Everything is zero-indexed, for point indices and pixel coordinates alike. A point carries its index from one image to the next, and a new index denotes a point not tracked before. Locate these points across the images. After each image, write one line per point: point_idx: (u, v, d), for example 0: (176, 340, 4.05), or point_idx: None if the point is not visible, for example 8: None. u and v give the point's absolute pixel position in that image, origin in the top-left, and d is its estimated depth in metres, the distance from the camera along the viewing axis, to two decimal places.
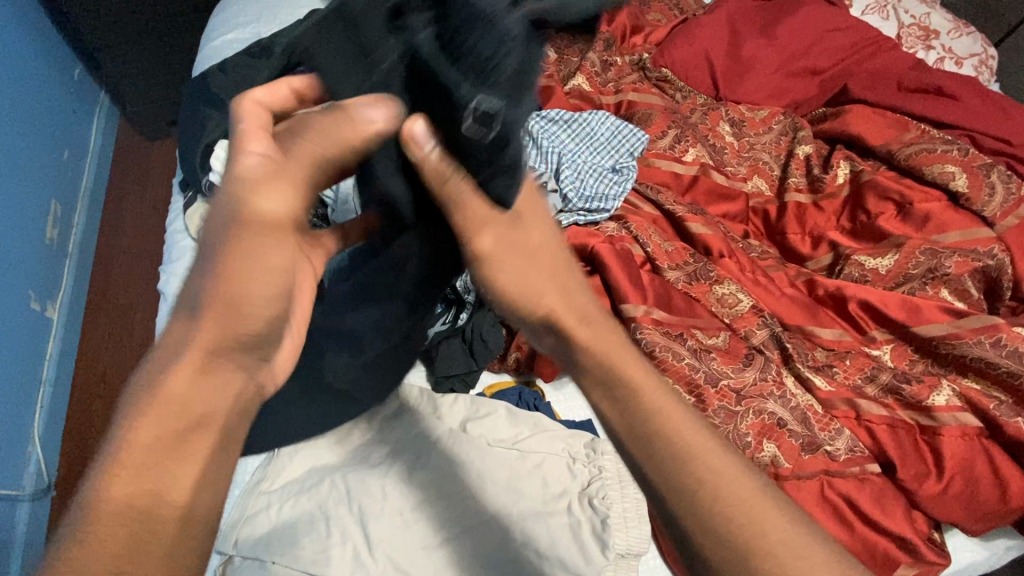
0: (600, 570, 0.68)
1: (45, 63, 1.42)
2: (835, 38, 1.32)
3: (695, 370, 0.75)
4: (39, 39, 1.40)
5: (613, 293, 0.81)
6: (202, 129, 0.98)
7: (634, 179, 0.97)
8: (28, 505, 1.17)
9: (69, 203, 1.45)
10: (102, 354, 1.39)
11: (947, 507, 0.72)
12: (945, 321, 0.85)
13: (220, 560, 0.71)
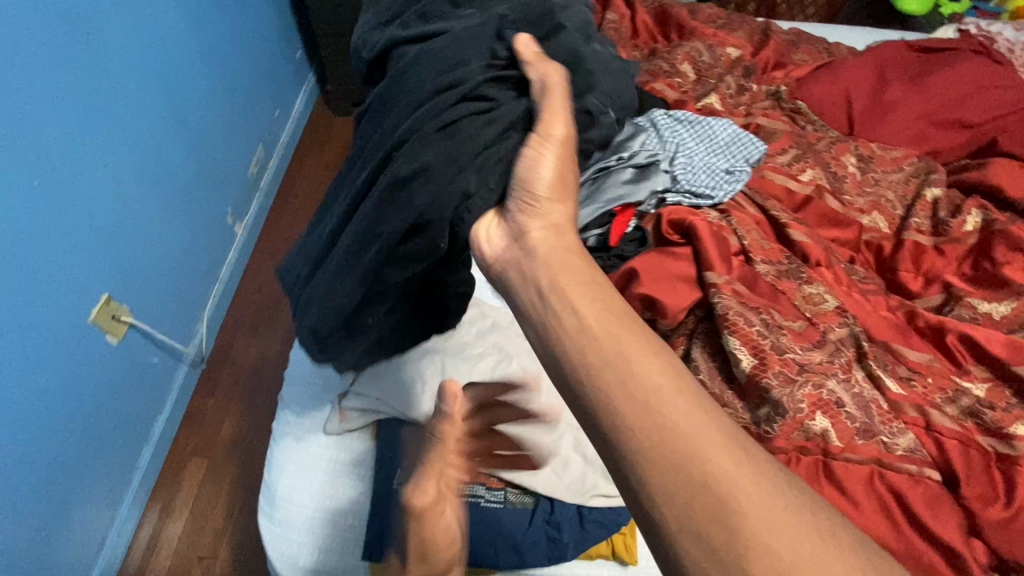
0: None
1: (271, 39, 2.00)
2: (994, 95, 1.29)
3: (763, 338, 0.80)
4: (270, 28, 1.98)
5: (700, 262, 0.90)
6: None
7: (744, 182, 1.06)
8: (187, 368, 1.65)
9: (268, 150, 2.03)
10: (263, 270, 1.92)
11: (1014, 540, 0.69)
12: None
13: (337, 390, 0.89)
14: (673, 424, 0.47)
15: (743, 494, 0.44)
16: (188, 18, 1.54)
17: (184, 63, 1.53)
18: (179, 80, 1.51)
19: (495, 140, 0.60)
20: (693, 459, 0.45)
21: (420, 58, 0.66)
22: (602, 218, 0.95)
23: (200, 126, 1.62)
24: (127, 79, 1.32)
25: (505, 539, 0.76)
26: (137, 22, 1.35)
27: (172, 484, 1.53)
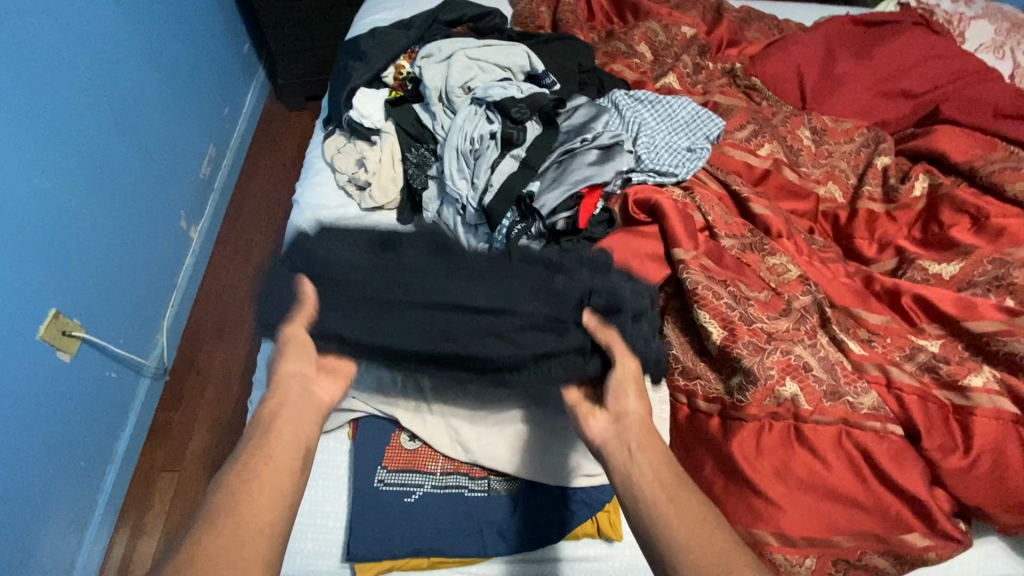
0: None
1: (216, 33, 1.92)
2: (934, 65, 1.35)
3: (732, 310, 0.82)
4: (213, 21, 1.89)
5: (668, 239, 0.91)
6: (347, 79, 1.19)
7: (706, 159, 1.07)
8: (149, 381, 1.58)
9: (220, 149, 1.95)
10: (224, 274, 1.85)
11: (968, 484, 0.74)
12: (999, 318, 0.87)
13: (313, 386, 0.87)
14: (646, 467, 0.62)
15: (686, 540, 0.56)
16: (123, 12, 1.44)
17: (123, 60, 1.45)
18: (117, 78, 1.43)
19: (542, 363, 0.71)
20: (653, 497, 0.59)
21: (529, 255, 0.75)
22: (569, 202, 0.95)
23: (145, 128, 1.53)
24: (63, 81, 1.24)
25: (490, 527, 0.76)
26: (68, 18, 1.25)
27: (142, 501, 1.48)
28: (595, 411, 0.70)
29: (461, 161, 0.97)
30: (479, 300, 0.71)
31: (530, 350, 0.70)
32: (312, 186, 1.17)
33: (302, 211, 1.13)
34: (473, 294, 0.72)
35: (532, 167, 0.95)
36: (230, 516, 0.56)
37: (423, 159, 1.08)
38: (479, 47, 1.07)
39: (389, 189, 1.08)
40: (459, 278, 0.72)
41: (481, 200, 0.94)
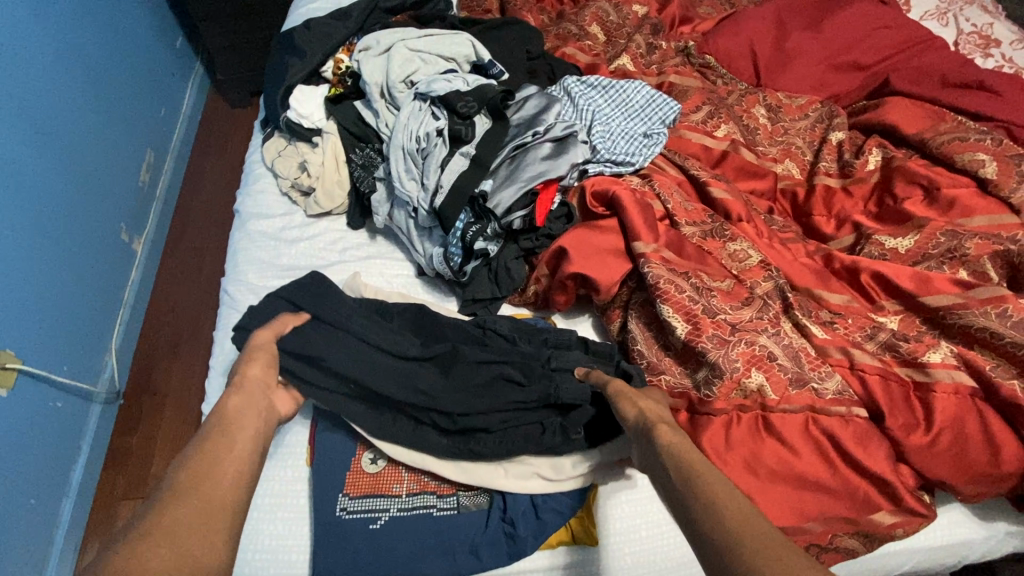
0: (579, 475, 0.77)
1: (145, 30, 1.78)
2: (883, 36, 1.35)
3: (695, 303, 0.80)
4: (139, 16, 1.75)
5: (627, 232, 0.88)
6: (283, 75, 1.11)
7: (663, 144, 1.04)
8: (101, 407, 1.49)
9: (159, 154, 1.82)
10: (173, 286, 1.75)
11: (931, 460, 0.75)
12: (955, 292, 0.87)
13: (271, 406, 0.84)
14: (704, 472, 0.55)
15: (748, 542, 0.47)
16: (33, 11, 1.32)
17: (38, 65, 1.32)
18: (35, 84, 1.31)
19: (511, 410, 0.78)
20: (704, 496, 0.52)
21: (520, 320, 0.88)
22: (525, 199, 0.91)
23: (72, 138, 1.42)
24: None
25: (462, 545, 0.74)
26: None
27: (103, 533, 1.40)
28: (552, 467, 0.78)
29: (408, 161, 0.91)
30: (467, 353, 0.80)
31: (501, 403, 0.77)
32: (253, 193, 1.09)
33: (244, 220, 1.06)
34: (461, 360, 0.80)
35: (484, 164, 0.90)
36: (193, 498, 0.51)
37: (370, 160, 1.02)
38: (420, 38, 1.01)
39: (336, 194, 1.03)
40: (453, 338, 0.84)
41: (432, 203, 0.90)
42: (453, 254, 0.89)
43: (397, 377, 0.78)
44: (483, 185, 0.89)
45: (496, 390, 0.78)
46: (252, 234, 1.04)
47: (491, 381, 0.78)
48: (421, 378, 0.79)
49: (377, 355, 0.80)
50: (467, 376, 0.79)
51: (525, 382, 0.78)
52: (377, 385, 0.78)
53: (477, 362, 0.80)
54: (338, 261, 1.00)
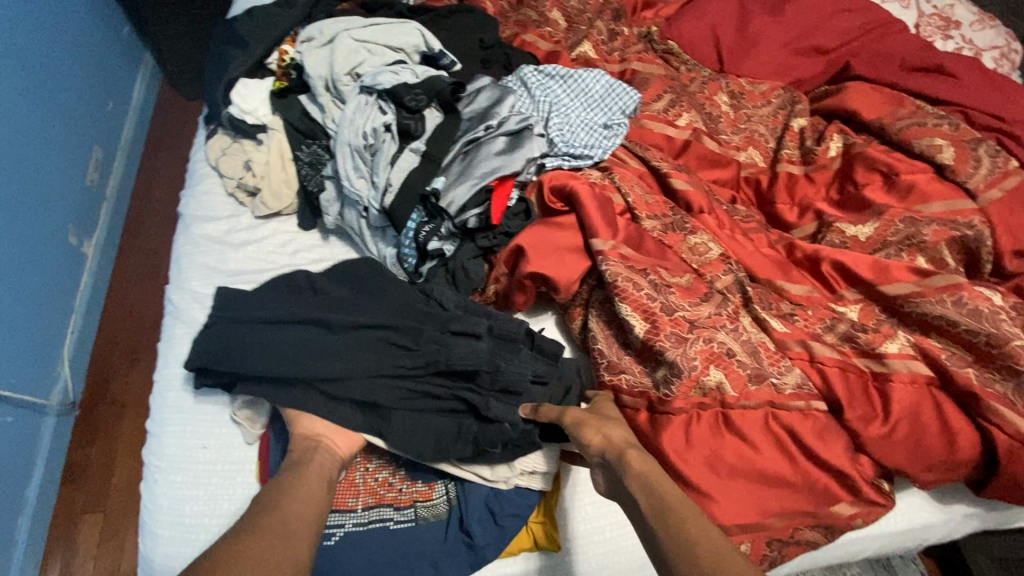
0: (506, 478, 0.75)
1: (87, 19, 1.68)
2: (844, 20, 1.34)
3: (653, 301, 0.79)
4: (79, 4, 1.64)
5: (585, 228, 0.86)
6: (225, 68, 1.05)
7: (624, 136, 1.02)
8: (56, 419, 1.42)
9: (108, 151, 1.73)
10: (127, 290, 1.67)
11: (888, 450, 0.75)
12: (912, 280, 0.87)
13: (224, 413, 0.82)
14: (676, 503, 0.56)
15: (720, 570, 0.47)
16: None
17: None
18: None
19: (406, 378, 0.75)
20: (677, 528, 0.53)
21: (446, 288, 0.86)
22: (479, 196, 0.87)
23: (14, 137, 1.34)
24: None
25: (421, 558, 0.72)
26: None
27: (64, 549, 1.34)
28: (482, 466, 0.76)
29: (356, 159, 0.87)
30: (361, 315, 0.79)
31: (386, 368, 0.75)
32: (197, 194, 1.04)
33: (188, 223, 1.01)
34: (352, 324, 0.77)
35: (435, 160, 0.87)
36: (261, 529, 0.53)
37: (317, 158, 0.97)
38: (366, 27, 0.96)
39: (284, 194, 0.98)
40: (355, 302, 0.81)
41: (383, 202, 0.85)
42: (406, 256, 0.85)
43: (278, 343, 0.74)
44: (435, 183, 0.85)
45: (384, 356, 0.76)
46: (196, 238, 0.98)
47: (386, 340, 0.77)
48: (310, 343, 0.75)
49: (256, 325, 0.77)
50: (359, 339, 0.77)
51: (412, 346, 0.76)
52: (258, 352, 0.74)
53: (372, 322, 0.78)
54: (288, 265, 0.96)
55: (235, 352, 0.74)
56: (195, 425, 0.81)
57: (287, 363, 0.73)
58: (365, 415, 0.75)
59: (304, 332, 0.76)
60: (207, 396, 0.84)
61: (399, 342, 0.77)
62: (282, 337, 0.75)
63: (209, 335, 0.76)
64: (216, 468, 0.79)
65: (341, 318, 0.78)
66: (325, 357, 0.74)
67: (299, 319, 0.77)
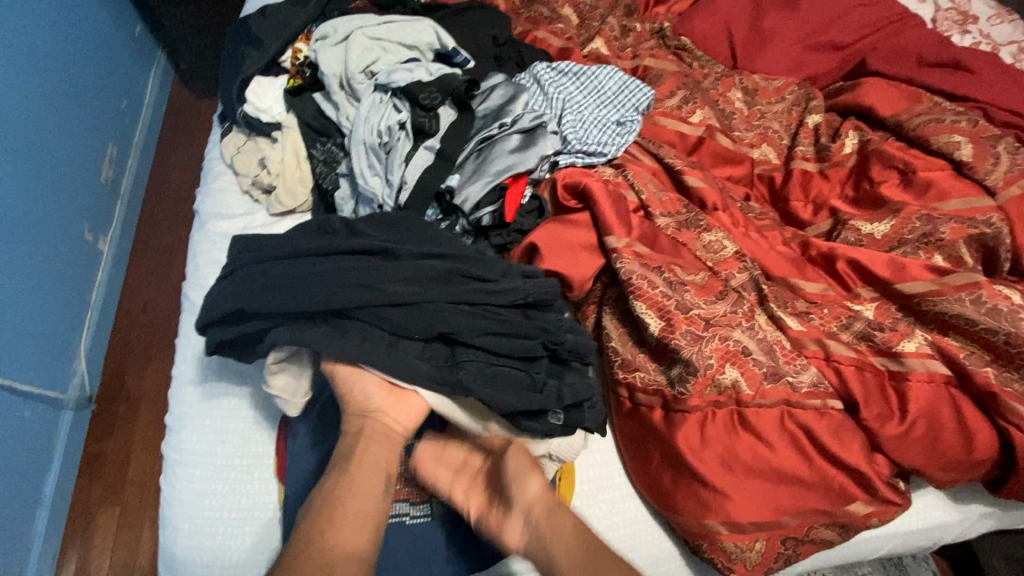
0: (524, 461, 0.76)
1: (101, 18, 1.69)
2: (860, 15, 1.32)
3: (668, 298, 0.79)
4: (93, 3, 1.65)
5: (600, 226, 0.85)
6: (240, 66, 1.05)
7: (637, 133, 1.01)
8: (73, 413, 1.44)
9: (122, 149, 1.75)
10: (142, 286, 1.69)
11: (905, 450, 0.75)
12: (930, 278, 0.86)
13: (239, 410, 0.83)
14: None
15: None
16: None
17: None
18: None
19: (480, 310, 0.73)
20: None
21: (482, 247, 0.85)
22: (493, 193, 0.87)
23: (31, 136, 1.36)
24: None
25: (437, 548, 0.74)
26: None
27: (82, 540, 1.37)
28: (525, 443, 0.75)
29: (371, 156, 0.87)
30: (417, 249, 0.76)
31: (460, 297, 0.73)
32: (213, 191, 1.05)
33: (204, 221, 1.02)
34: (415, 258, 0.75)
35: (449, 158, 0.87)
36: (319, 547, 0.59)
37: (332, 156, 0.97)
38: (380, 25, 0.97)
39: (299, 192, 0.99)
40: (411, 240, 0.79)
41: (397, 200, 0.86)
42: None
43: (345, 276, 0.71)
44: (449, 181, 0.85)
45: (455, 288, 0.73)
46: (213, 235, 1.00)
47: (451, 274, 0.75)
48: (373, 273, 0.72)
49: (314, 260, 0.74)
50: (425, 272, 0.74)
51: (483, 278, 0.76)
52: (321, 288, 0.70)
53: (433, 256, 0.76)
54: None
55: (294, 296, 0.70)
56: (212, 420, 0.83)
57: (355, 291, 0.70)
58: (434, 361, 0.72)
59: (367, 264, 0.74)
60: (223, 393, 0.84)
61: (466, 276, 0.75)
62: (345, 268, 0.72)
63: (261, 278, 0.72)
64: (233, 462, 0.80)
65: (399, 253, 0.75)
66: (398, 284, 0.72)
67: (354, 258, 0.75)
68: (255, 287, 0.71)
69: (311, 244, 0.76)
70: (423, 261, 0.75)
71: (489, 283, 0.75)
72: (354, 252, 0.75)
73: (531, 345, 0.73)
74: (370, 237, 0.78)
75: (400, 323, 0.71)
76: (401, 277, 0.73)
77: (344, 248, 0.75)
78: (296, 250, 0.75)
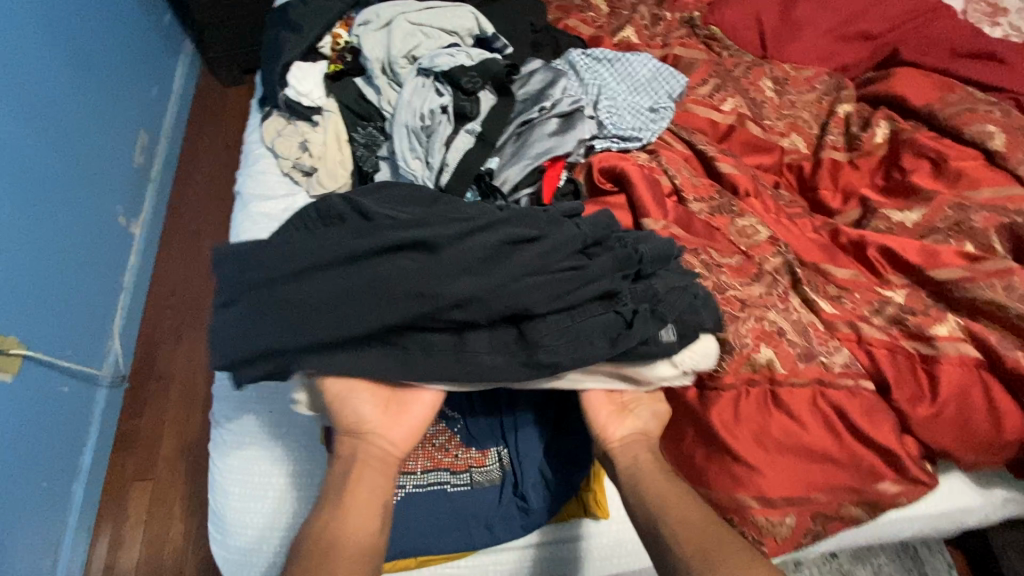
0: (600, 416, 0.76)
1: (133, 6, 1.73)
2: (892, 5, 1.32)
3: (704, 280, 0.81)
4: None
5: (636, 208, 0.88)
6: (280, 51, 1.08)
7: (670, 119, 1.03)
8: (107, 390, 1.49)
9: (153, 135, 1.79)
10: (172, 269, 1.73)
11: (936, 430, 0.77)
12: (962, 265, 0.87)
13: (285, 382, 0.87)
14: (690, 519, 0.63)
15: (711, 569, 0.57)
16: None
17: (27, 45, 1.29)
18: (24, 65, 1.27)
19: (542, 273, 0.68)
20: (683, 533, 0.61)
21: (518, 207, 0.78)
22: (531, 176, 0.89)
23: (69, 121, 1.41)
24: None
25: (475, 517, 0.76)
26: None
27: (117, 512, 1.42)
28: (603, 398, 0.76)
29: (413, 139, 0.90)
30: (451, 225, 0.69)
31: (518, 273, 0.67)
32: (254, 173, 1.08)
33: (246, 202, 1.05)
34: (455, 235, 0.68)
35: (489, 142, 0.89)
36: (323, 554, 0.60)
37: (372, 140, 1.01)
38: (421, 11, 0.99)
39: (338, 174, 1.02)
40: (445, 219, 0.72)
41: (438, 182, 0.88)
42: None
43: (395, 278, 0.66)
44: (489, 164, 0.88)
45: (509, 263, 0.68)
46: (255, 215, 1.03)
47: (501, 246, 0.68)
48: (414, 264, 0.67)
49: (342, 262, 0.67)
50: (477, 253, 0.68)
51: (536, 239, 0.70)
52: (366, 301, 0.65)
53: (476, 226, 0.70)
54: None
55: (337, 306, 0.66)
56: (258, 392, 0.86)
57: (405, 291, 0.65)
58: (511, 349, 0.69)
59: (404, 251, 0.68)
60: None
61: (520, 244, 0.69)
62: (387, 266, 0.66)
63: (283, 305, 0.67)
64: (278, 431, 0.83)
65: (432, 234, 0.68)
66: (459, 277, 0.66)
67: (396, 256, 0.67)
68: (286, 310, 0.66)
69: (340, 243, 0.69)
70: (469, 242, 0.68)
71: (539, 246, 0.69)
72: (385, 241, 0.68)
73: (597, 286, 0.70)
74: (396, 218, 0.71)
75: (464, 308, 0.66)
76: (449, 271, 0.66)
77: (371, 241, 0.68)
78: (331, 259, 0.68)
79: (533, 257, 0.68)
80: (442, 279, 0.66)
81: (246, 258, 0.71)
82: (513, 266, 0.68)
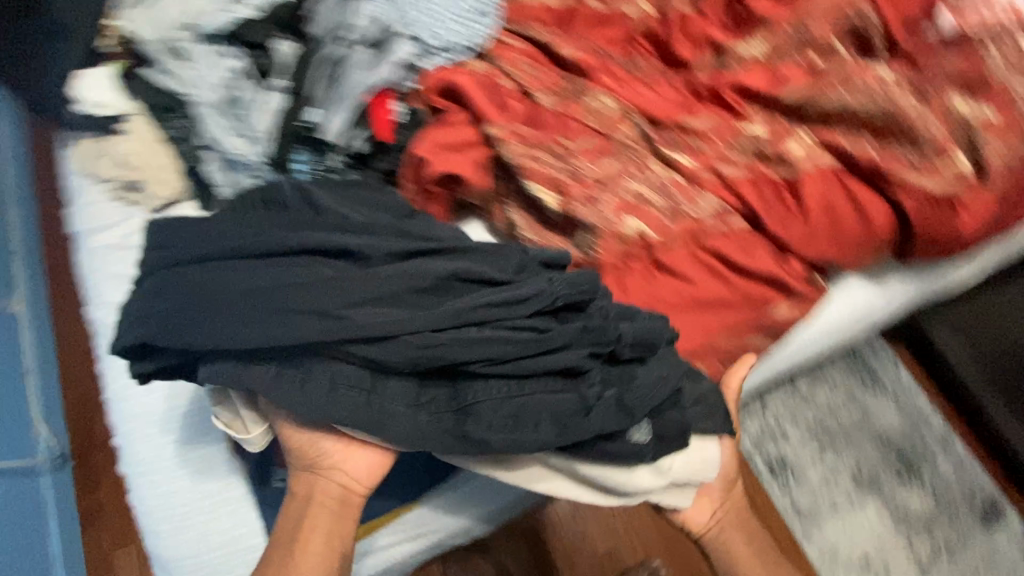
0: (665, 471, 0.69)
1: None
2: None
3: (559, 171, 0.78)
4: None
5: (477, 117, 0.84)
6: (56, 65, 0.95)
7: (496, 17, 0.96)
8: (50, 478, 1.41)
9: None
10: (74, 336, 1.60)
11: (811, 243, 0.79)
12: (807, 79, 0.87)
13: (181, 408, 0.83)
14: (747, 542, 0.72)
15: None
16: None
17: None
18: None
19: (493, 342, 0.62)
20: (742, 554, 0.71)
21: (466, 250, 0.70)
22: (360, 116, 0.82)
23: None
24: None
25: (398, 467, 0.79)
26: None
27: None
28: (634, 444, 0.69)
29: (219, 113, 0.82)
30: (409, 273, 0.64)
31: (467, 334, 0.62)
32: (81, 208, 0.97)
33: (84, 241, 0.95)
34: (397, 289, 0.63)
35: (301, 92, 0.83)
36: None
37: (186, 130, 0.90)
38: None
39: (167, 180, 0.92)
40: (387, 263, 0.65)
41: (262, 150, 0.81)
42: None
43: (318, 330, 0.60)
44: (309, 114, 0.81)
45: (456, 324, 0.62)
46: (99, 252, 0.94)
47: (452, 307, 0.63)
48: (350, 319, 0.60)
49: (267, 289, 0.61)
50: (428, 308, 0.62)
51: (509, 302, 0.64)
52: (281, 334, 0.59)
53: (423, 284, 0.64)
54: None
55: (257, 347, 0.59)
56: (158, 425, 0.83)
57: (329, 345, 0.60)
58: (440, 412, 0.63)
59: (331, 299, 0.61)
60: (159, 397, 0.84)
61: (489, 307, 0.63)
62: (305, 315, 0.60)
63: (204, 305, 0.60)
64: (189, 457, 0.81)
65: (384, 280, 0.63)
66: (376, 334, 0.60)
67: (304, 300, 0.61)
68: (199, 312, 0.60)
69: (253, 259, 0.63)
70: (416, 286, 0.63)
71: (509, 308, 0.64)
72: (311, 286, 0.62)
73: (578, 358, 0.64)
74: (336, 245, 0.65)
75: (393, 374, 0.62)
76: (387, 320, 0.61)
77: (305, 276, 0.62)
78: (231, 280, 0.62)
79: (480, 325, 0.63)
80: (368, 329, 0.60)
81: (176, 224, 0.65)
82: (459, 324, 0.62)
